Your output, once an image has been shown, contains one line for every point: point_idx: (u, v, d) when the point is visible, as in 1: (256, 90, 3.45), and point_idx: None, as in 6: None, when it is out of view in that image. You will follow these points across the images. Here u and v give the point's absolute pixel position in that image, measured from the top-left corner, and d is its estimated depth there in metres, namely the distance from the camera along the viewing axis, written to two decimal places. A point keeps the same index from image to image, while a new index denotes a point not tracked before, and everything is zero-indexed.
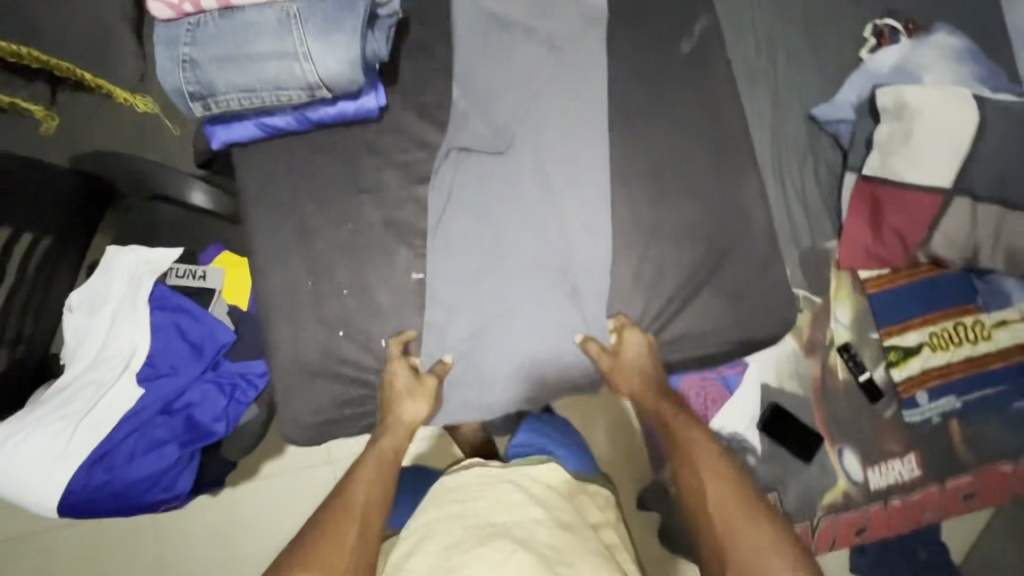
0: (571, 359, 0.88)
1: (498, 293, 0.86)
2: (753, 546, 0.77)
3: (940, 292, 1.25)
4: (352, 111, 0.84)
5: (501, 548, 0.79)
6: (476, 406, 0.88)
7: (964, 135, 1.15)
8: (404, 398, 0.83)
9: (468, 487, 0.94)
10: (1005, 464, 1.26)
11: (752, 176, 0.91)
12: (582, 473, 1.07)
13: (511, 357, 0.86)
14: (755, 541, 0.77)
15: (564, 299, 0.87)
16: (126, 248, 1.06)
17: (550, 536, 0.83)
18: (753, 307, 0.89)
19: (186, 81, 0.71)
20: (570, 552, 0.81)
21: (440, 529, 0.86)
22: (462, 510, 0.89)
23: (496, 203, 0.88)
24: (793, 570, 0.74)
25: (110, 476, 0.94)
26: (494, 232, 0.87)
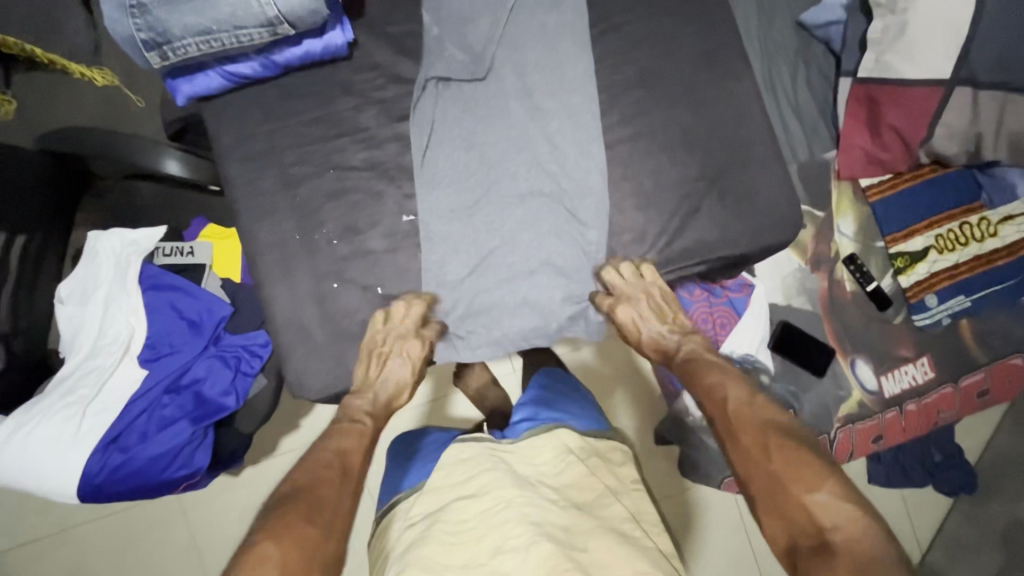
0: (576, 287, 0.86)
1: (494, 223, 0.84)
2: (773, 477, 0.70)
3: (943, 193, 1.23)
4: (319, 49, 0.80)
5: (518, 537, 0.80)
6: (487, 341, 0.85)
7: (963, 18, 1.07)
8: (391, 362, 0.82)
9: (475, 458, 0.93)
10: (1018, 357, 1.26)
11: (746, 76, 0.88)
12: (595, 430, 1.04)
13: (516, 288, 0.84)
14: (774, 473, 0.71)
15: (564, 221, 0.85)
16: (109, 232, 1.03)
17: (566, 518, 0.83)
18: (758, 214, 0.86)
19: (137, 28, 0.66)
20: (586, 534, 0.81)
21: (457, 510, 0.86)
22: (474, 488, 0.87)
23: (483, 135, 0.85)
24: (812, 495, 0.67)
25: (127, 458, 0.93)
26: (483, 163, 0.85)
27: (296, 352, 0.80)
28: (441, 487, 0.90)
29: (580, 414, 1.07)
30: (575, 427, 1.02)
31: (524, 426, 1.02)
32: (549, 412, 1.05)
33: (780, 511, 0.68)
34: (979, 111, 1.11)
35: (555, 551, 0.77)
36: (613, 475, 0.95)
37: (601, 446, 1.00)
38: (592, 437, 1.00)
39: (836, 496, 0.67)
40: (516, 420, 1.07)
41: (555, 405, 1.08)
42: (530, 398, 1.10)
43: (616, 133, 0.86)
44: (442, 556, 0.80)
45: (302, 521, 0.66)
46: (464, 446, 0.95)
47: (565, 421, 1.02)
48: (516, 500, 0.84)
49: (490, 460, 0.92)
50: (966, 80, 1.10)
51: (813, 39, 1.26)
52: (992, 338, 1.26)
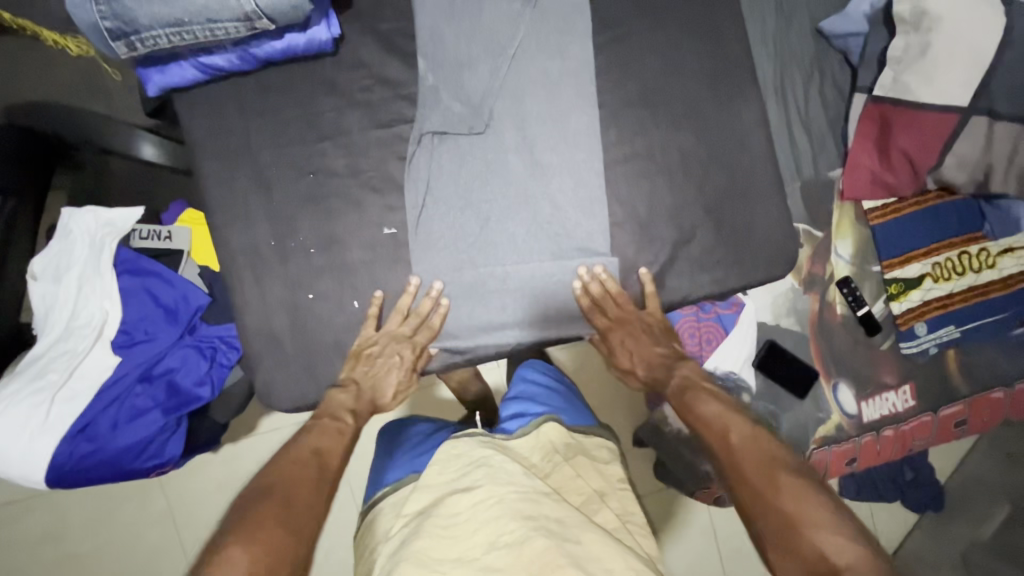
0: (555, 329, 0.86)
1: (487, 234, 0.83)
2: (781, 521, 0.66)
3: (945, 220, 1.19)
4: (302, 44, 0.77)
5: (511, 533, 0.75)
6: (481, 341, 0.85)
7: (988, 46, 1.06)
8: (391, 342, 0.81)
9: (469, 453, 0.86)
10: (1000, 390, 1.26)
11: (753, 100, 0.89)
12: (583, 427, 1.01)
13: (506, 291, 0.83)
14: (789, 511, 0.67)
15: (555, 230, 0.84)
16: (83, 210, 0.99)
17: (558, 509, 0.77)
18: (752, 245, 0.88)
19: (101, 15, 0.62)
20: (580, 527, 0.75)
21: (446, 505, 0.78)
22: (465, 483, 0.81)
23: (476, 198, 0.83)
24: (834, 538, 0.63)
25: (95, 447, 0.92)
26: (481, 227, 0.83)
27: (264, 361, 0.80)
28: (435, 483, 0.83)
29: (568, 409, 1.05)
30: (563, 420, 1.01)
31: (514, 422, 1.00)
32: (537, 405, 1.03)
33: (799, 556, 0.63)
34: (991, 142, 1.09)
35: (550, 545, 0.72)
36: (597, 474, 0.91)
37: (588, 443, 0.97)
38: (578, 434, 0.98)
39: (851, 545, 0.63)
40: (504, 416, 1.04)
41: (543, 397, 1.06)
42: (517, 393, 1.08)
43: (615, 151, 0.85)
44: (434, 550, 0.74)
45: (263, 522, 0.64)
46: (460, 440, 0.88)
47: (554, 413, 1.01)
48: (509, 498, 0.78)
49: (484, 454, 0.85)
50: (982, 110, 1.08)
51: (832, 48, 1.20)
52: (976, 370, 1.25)
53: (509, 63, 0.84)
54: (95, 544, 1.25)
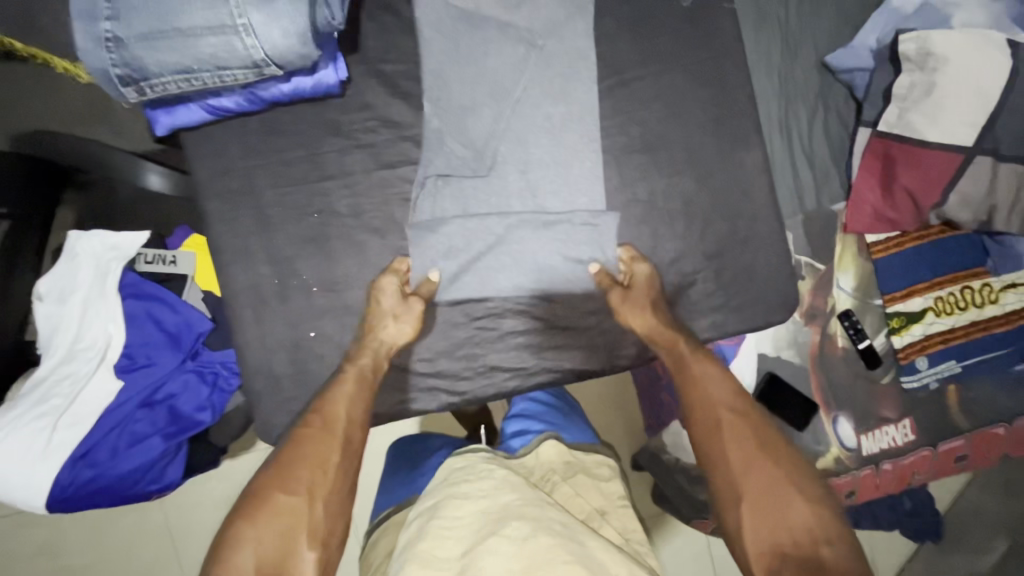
0: (555, 373, 0.88)
1: (486, 272, 0.86)
2: (772, 484, 0.70)
3: (947, 254, 1.19)
4: (309, 87, 0.78)
5: (516, 528, 0.72)
6: (480, 379, 0.87)
7: (991, 86, 1.07)
8: (387, 323, 0.81)
9: (469, 465, 0.85)
10: (1001, 426, 1.25)
11: (755, 144, 0.90)
12: (583, 444, 1.02)
13: (501, 327, 0.87)
14: (776, 477, 0.70)
15: (551, 267, 0.87)
16: (89, 233, 1.00)
17: (562, 517, 0.76)
18: (749, 286, 0.90)
19: (112, 63, 0.63)
20: (582, 533, 0.74)
21: (450, 506, 0.78)
22: (468, 488, 0.80)
23: (472, 243, 0.86)
24: (812, 512, 0.67)
25: (96, 472, 0.93)
26: (482, 266, 0.86)
27: (264, 399, 0.82)
28: (435, 489, 0.82)
29: (569, 427, 1.05)
30: (564, 438, 1.01)
31: (516, 442, 1.01)
32: (537, 423, 1.04)
33: (776, 518, 0.67)
34: (994, 182, 1.10)
35: (554, 543, 0.70)
36: (597, 492, 0.91)
37: (588, 461, 0.97)
38: (578, 451, 0.98)
39: (833, 521, 0.66)
40: (506, 433, 1.05)
41: (542, 416, 1.06)
42: (517, 410, 1.08)
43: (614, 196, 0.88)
44: (438, 550, 0.73)
45: (266, 527, 0.64)
46: (458, 457, 0.88)
47: (554, 431, 1.01)
48: (511, 504, 0.76)
49: (487, 467, 0.84)
50: (986, 150, 1.09)
51: (836, 82, 1.21)
52: (977, 406, 1.25)
53: (510, 108, 0.87)
54: (92, 559, 1.25)
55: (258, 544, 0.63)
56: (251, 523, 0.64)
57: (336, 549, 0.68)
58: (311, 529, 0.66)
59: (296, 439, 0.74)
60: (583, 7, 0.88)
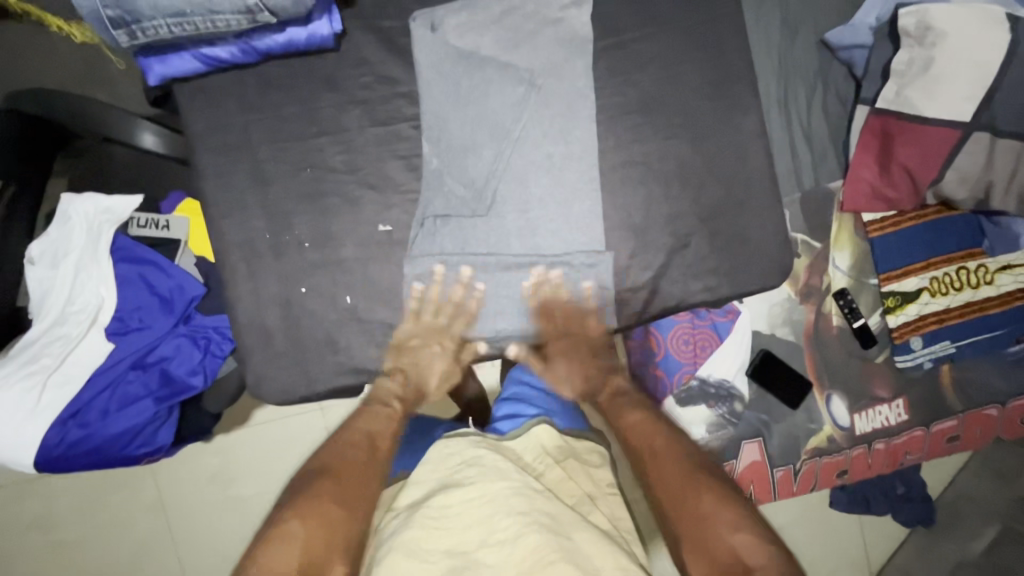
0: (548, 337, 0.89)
1: (480, 276, 0.86)
2: (697, 513, 0.77)
3: (944, 235, 1.19)
4: (304, 39, 0.79)
5: (505, 528, 0.72)
6: (476, 340, 0.88)
7: (991, 62, 1.06)
8: (424, 351, 0.90)
9: (460, 453, 0.83)
10: (993, 407, 1.25)
11: (753, 110, 0.90)
12: (575, 430, 0.97)
13: (492, 329, 0.87)
14: (700, 509, 0.78)
15: (544, 272, 0.87)
16: (81, 196, 0.99)
17: (552, 506, 0.75)
18: (746, 254, 0.90)
19: (103, 3, 0.63)
20: (572, 524, 0.73)
21: (440, 497, 0.76)
22: (459, 478, 0.79)
23: (466, 304, 0.87)
24: (735, 531, 0.74)
25: (86, 433, 0.93)
26: (480, 270, 0.86)
27: (256, 357, 0.83)
28: (427, 478, 0.82)
29: (563, 412, 0.99)
30: (558, 424, 0.95)
31: (507, 424, 0.95)
32: (532, 407, 0.97)
33: (705, 547, 0.74)
34: (991, 159, 1.10)
35: (542, 541, 0.70)
36: (588, 477, 0.87)
37: (578, 446, 0.93)
38: (570, 437, 0.93)
39: (747, 530, 0.74)
40: (497, 415, 1.00)
41: (537, 397, 1.00)
42: (512, 393, 1.01)
43: (612, 160, 0.88)
44: (425, 542, 0.73)
45: (312, 528, 0.72)
46: (448, 442, 0.86)
47: (548, 416, 0.95)
48: (503, 494, 0.75)
49: (477, 454, 0.82)
50: (984, 126, 1.08)
51: (835, 60, 1.20)
52: (970, 386, 1.25)
53: (510, 149, 0.85)
54: (85, 529, 1.25)
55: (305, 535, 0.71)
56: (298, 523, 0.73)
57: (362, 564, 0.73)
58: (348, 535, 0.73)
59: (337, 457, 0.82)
60: (583, 44, 0.87)
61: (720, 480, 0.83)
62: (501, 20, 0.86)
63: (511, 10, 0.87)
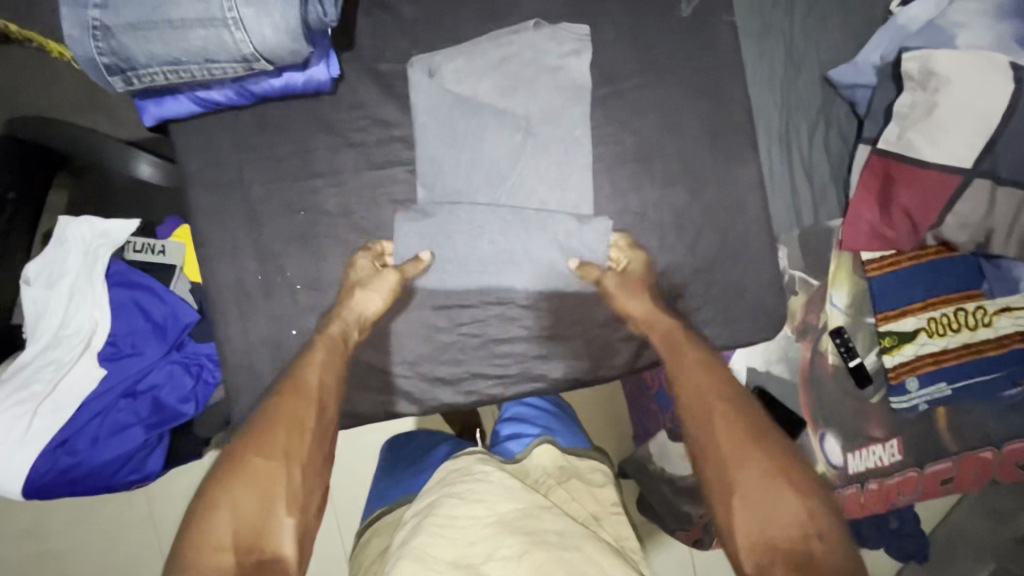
0: (541, 386, 0.88)
1: (473, 322, 0.86)
2: (765, 481, 0.67)
3: (942, 275, 1.18)
4: (300, 82, 0.79)
5: (509, 546, 0.71)
6: (465, 389, 0.86)
7: (992, 111, 1.06)
8: (359, 291, 0.81)
9: (466, 467, 0.83)
10: (988, 450, 1.24)
11: (751, 158, 0.90)
12: (576, 448, 0.99)
13: (482, 375, 0.87)
14: (770, 470, 0.68)
15: (535, 319, 0.87)
16: (78, 219, 0.99)
17: (558, 522, 0.74)
18: (741, 305, 0.90)
19: (99, 51, 0.63)
20: (579, 538, 0.73)
21: (446, 509, 0.75)
22: (464, 490, 0.78)
23: (453, 349, 0.86)
24: (802, 514, 0.64)
25: (75, 461, 0.93)
26: (471, 316, 0.86)
27: (244, 397, 0.82)
28: (434, 488, 0.82)
29: (563, 431, 1.03)
30: (558, 442, 0.99)
31: (512, 445, 0.99)
32: (533, 427, 1.02)
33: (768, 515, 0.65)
34: (991, 204, 1.09)
35: (549, 559, 0.69)
36: (591, 497, 0.89)
37: (581, 465, 0.94)
38: (572, 456, 0.96)
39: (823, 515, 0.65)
40: (500, 436, 1.04)
41: (536, 419, 1.05)
42: (511, 413, 1.07)
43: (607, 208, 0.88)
44: (433, 548, 0.72)
45: (247, 492, 0.65)
46: (456, 460, 0.86)
47: (549, 435, 0.99)
48: (508, 516, 0.74)
49: (484, 470, 0.81)
50: (985, 173, 1.08)
51: (839, 97, 1.20)
52: (966, 429, 1.24)
53: (506, 196, 0.86)
54: (73, 545, 1.25)
55: (237, 500, 0.64)
56: (229, 488, 0.65)
57: (313, 514, 0.69)
58: (289, 497, 0.67)
59: (269, 408, 0.73)
60: (581, 92, 0.87)
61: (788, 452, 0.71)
62: (499, 64, 0.86)
63: (510, 55, 0.87)
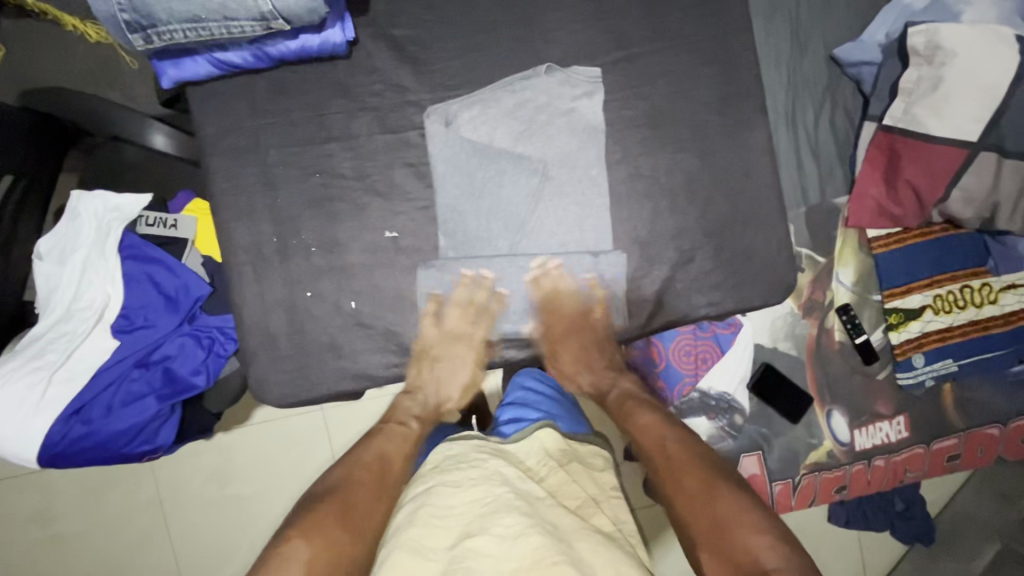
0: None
1: (484, 283, 0.87)
2: (717, 519, 0.73)
3: (948, 253, 1.18)
4: (316, 45, 0.80)
5: (507, 525, 0.70)
6: (476, 347, 0.90)
7: (998, 85, 1.07)
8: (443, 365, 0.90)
9: (464, 454, 0.82)
10: (994, 427, 1.25)
11: (761, 127, 0.91)
12: (577, 435, 0.98)
13: (492, 332, 0.90)
14: (722, 508, 0.74)
15: (544, 281, 0.88)
16: (91, 193, 1.00)
17: (554, 515, 0.73)
18: (752, 273, 0.91)
19: (120, 7, 0.64)
20: (575, 534, 0.71)
21: (441, 497, 0.75)
22: (459, 479, 0.77)
23: (465, 313, 0.87)
24: (752, 540, 0.70)
25: (88, 430, 0.93)
26: (481, 278, 0.87)
27: (259, 359, 0.84)
28: (428, 475, 0.80)
29: (564, 417, 1.01)
30: (559, 427, 0.96)
31: (511, 427, 0.96)
32: (535, 412, 0.99)
33: (724, 549, 0.70)
34: (997, 179, 1.10)
35: (544, 543, 0.67)
36: (592, 481, 0.87)
37: (582, 450, 0.94)
38: (574, 442, 0.94)
39: (769, 536, 0.70)
40: (500, 420, 1.00)
41: (539, 404, 1.01)
42: (514, 397, 1.03)
43: (622, 245, 0.88)
44: (427, 538, 0.72)
45: (318, 553, 0.70)
46: (451, 444, 0.85)
47: (551, 420, 0.96)
48: (504, 498, 0.73)
49: (479, 457, 0.81)
50: (990, 147, 1.09)
51: (844, 76, 1.21)
52: (972, 405, 1.25)
53: (524, 240, 0.87)
54: (83, 524, 1.25)
55: (311, 557, 0.70)
56: (304, 546, 0.71)
57: None
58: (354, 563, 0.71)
59: (345, 482, 0.79)
60: (595, 133, 0.88)
61: (736, 485, 0.77)
62: (514, 112, 0.87)
63: (523, 102, 0.87)
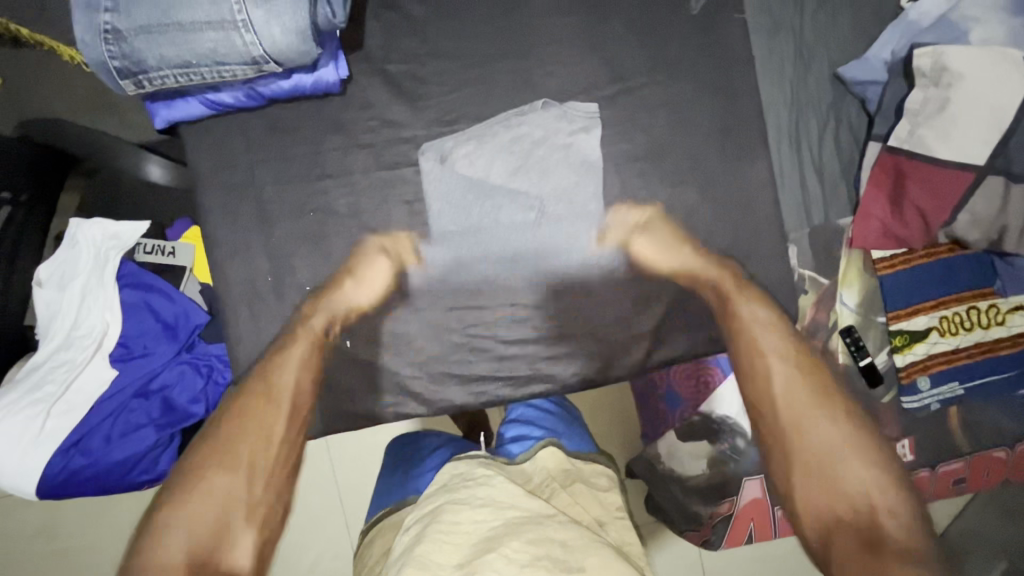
0: (546, 386, 0.88)
1: (481, 321, 0.86)
2: (825, 454, 0.96)
3: (954, 274, 1.16)
4: (310, 84, 0.80)
5: (516, 550, 0.68)
6: (473, 390, 0.87)
7: (1006, 108, 1.05)
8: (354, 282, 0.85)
9: (470, 472, 0.84)
10: (1001, 450, 1.23)
11: (761, 157, 0.89)
12: (583, 453, 0.99)
13: (489, 370, 0.87)
14: (834, 458, 0.95)
15: (542, 317, 0.87)
16: (90, 221, 1.00)
17: (563, 533, 0.72)
18: (752, 307, 0.90)
19: (112, 54, 0.64)
20: (583, 552, 0.70)
21: (451, 513, 0.75)
22: (469, 495, 0.78)
23: (460, 351, 0.86)
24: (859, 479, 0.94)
25: (89, 461, 0.94)
26: (478, 316, 0.86)
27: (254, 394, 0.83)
28: (436, 494, 0.82)
29: (570, 434, 1.02)
30: (565, 445, 0.98)
31: (514, 447, 0.97)
32: (537, 429, 1.00)
33: (834, 486, 0.94)
34: (1005, 202, 1.08)
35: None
36: (597, 502, 0.87)
37: (585, 469, 0.94)
38: (578, 460, 0.95)
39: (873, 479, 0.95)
40: (504, 438, 1.01)
41: (542, 421, 1.02)
42: (515, 415, 1.04)
43: (621, 282, 0.88)
44: (436, 555, 0.70)
45: (205, 500, 0.81)
46: (457, 464, 0.87)
47: (554, 437, 0.98)
48: (513, 521, 0.73)
49: (485, 475, 0.82)
50: (998, 170, 1.07)
51: (849, 94, 1.19)
52: (979, 428, 1.22)
53: (520, 275, 0.86)
54: (87, 541, 1.26)
55: (200, 510, 0.81)
56: (187, 501, 0.81)
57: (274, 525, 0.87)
58: (249, 503, 0.84)
59: (231, 421, 0.85)
60: (593, 168, 0.87)
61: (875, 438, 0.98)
62: (509, 147, 0.86)
63: (519, 137, 0.86)
